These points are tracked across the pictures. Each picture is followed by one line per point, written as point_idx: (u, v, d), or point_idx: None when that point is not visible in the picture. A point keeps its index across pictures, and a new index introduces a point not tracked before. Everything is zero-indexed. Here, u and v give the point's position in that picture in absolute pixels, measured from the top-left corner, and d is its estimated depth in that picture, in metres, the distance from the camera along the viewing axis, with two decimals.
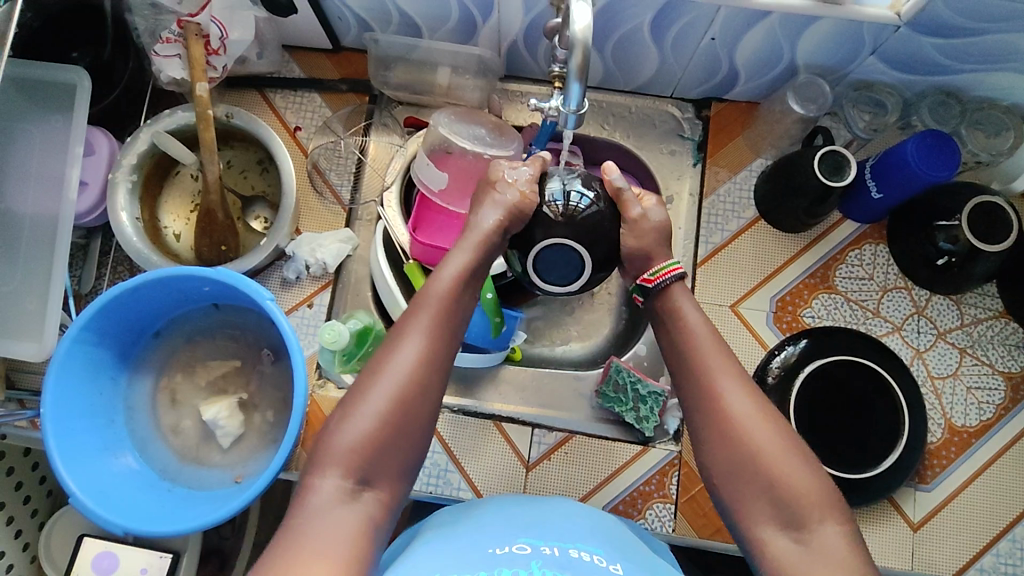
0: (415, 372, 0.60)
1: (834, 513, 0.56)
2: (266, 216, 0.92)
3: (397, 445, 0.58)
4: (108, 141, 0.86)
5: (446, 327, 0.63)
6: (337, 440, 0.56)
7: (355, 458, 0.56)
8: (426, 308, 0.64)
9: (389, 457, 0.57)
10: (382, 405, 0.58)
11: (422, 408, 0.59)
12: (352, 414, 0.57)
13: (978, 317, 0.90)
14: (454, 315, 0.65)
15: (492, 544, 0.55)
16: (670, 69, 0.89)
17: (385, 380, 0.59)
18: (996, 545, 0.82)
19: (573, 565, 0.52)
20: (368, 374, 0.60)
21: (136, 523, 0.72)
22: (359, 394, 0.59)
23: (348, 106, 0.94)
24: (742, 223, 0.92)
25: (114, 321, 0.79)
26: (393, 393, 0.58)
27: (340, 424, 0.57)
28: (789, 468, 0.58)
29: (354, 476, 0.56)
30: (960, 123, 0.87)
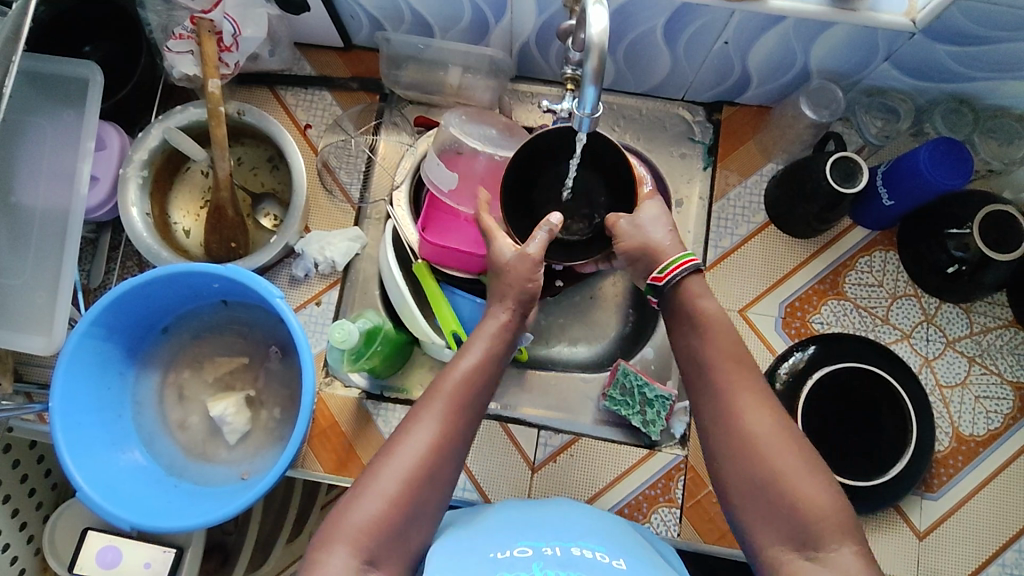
0: (427, 461, 0.59)
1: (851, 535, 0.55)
2: (275, 213, 0.91)
3: (406, 530, 0.57)
4: (119, 135, 0.86)
5: (463, 417, 0.63)
6: (347, 520, 0.55)
7: (363, 538, 0.55)
8: (441, 397, 0.63)
9: (397, 542, 0.56)
10: (391, 491, 0.57)
11: (433, 495, 0.59)
12: (364, 497, 0.56)
13: (987, 325, 0.89)
14: (473, 408, 0.64)
15: (493, 548, 0.55)
16: (682, 72, 0.89)
17: (397, 465, 0.58)
18: (1003, 555, 0.82)
19: (574, 564, 0.52)
20: (380, 457, 0.59)
21: (143, 519, 0.73)
22: (372, 474, 0.58)
23: (358, 104, 0.94)
24: (752, 227, 0.92)
25: (123, 316, 0.79)
26: (404, 478, 0.58)
27: (350, 504, 0.56)
28: (810, 484, 0.57)
29: (361, 558, 0.54)
30: (973, 131, 0.87)
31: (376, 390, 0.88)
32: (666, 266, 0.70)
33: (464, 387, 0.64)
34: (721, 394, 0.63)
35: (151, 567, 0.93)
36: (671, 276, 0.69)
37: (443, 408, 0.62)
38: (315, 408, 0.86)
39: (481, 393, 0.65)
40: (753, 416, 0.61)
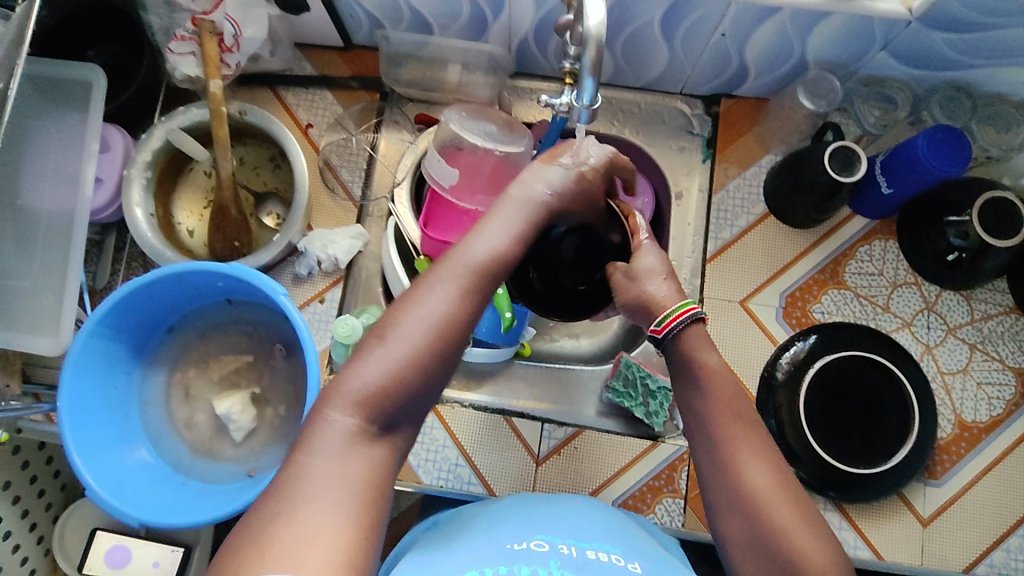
0: (449, 318, 0.53)
1: None
2: (278, 212, 0.92)
3: (419, 391, 0.52)
4: (122, 137, 0.87)
5: (490, 275, 0.57)
6: (357, 377, 0.50)
7: (372, 399, 0.50)
8: (467, 251, 0.57)
9: (409, 401, 0.51)
10: (406, 352, 0.51)
11: (451, 356, 0.54)
12: (379, 351, 0.51)
13: (988, 312, 0.89)
14: (497, 272, 0.58)
15: (510, 540, 0.54)
16: (681, 65, 0.89)
17: (415, 325, 0.52)
18: (1007, 541, 0.82)
19: (590, 565, 0.51)
20: (397, 307, 0.54)
21: (152, 515, 0.73)
22: (385, 331, 0.52)
23: (359, 103, 0.94)
24: (751, 219, 0.92)
25: (129, 315, 0.80)
26: (423, 339, 0.52)
27: (363, 360, 0.51)
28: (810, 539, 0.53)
29: (372, 419, 0.50)
30: (971, 118, 0.87)
31: None
32: (663, 318, 0.64)
33: (493, 250, 0.58)
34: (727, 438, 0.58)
35: (160, 566, 0.94)
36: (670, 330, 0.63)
37: (465, 266, 0.56)
38: None
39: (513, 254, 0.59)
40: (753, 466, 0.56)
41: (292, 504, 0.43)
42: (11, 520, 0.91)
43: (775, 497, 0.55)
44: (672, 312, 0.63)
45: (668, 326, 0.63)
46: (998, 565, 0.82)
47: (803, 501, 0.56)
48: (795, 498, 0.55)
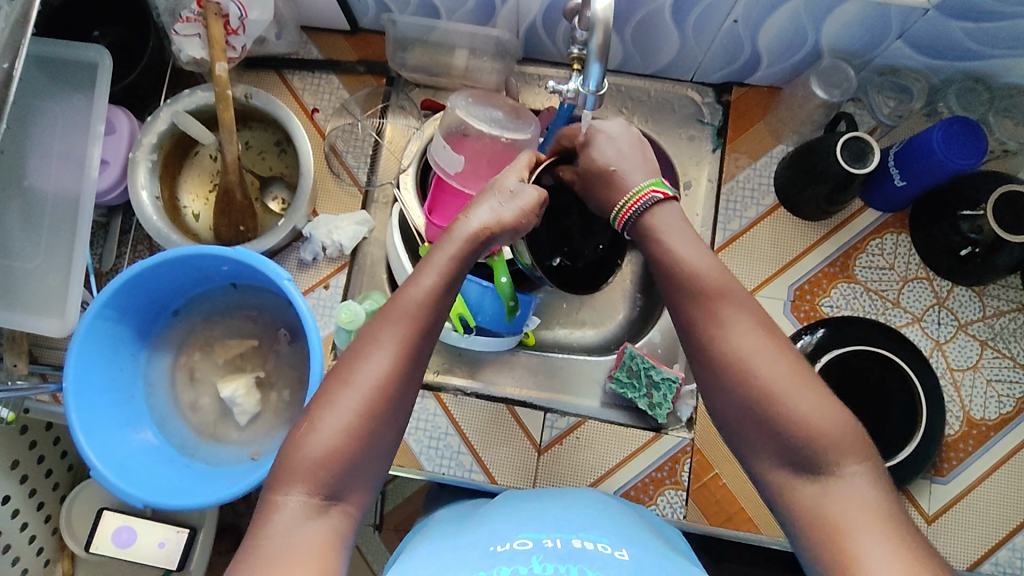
0: (385, 385, 0.55)
1: (855, 452, 0.51)
2: (283, 197, 0.91)
3: (366, 456, 0.53)
4: (128, 120, 0.87)
5: (423, 334, 0.58)
6: (302, 453, 0.52)
7: (320, 473, 0.51)
8: (398, 313, 0.58)
9: (358, 468, 0.53)
10: (346, 423, 0.53)
11: (394, 418, 0.55)
12: (320, 426, 0.53)
13: (1001, 309, 0.88)
14: (430, 326, 0.59)
15: (494, 542, 0.53)
16: (691, 53, 0.88)
17: (353, 392, 0.54)
18: (1012, 540, 0.82)
19: (574, 556, 0.51)
20: (335, 381, 0.55)
21: (155, 497, 0.74)
22: (326, 403, 0.54)
23: (365, 88, 0.93)
24: (761, 210, 0.91)
25: (134, 297, 0.80)
26: (359, 407, 0.54)
27: (306, 434, 0.52)
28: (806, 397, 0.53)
29: (321, 493, 0.51)
30: (988, 111, 0.85)
31: None
32: (621, 210, 0.68)
33: (425, 302, 0.59)
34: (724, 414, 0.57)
35: (165, 547, 0.96)
36: (629, 218, 0.67)
37: (399, 326, 0.57)
38: None
39: (444, 310, 0.60)
40: (739, 337, 0.56)
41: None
42: (19, 498, 0.92)
43: (768, 369, 0.54)
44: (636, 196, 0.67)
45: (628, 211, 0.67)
46: (1004, 563, 0.81)
47: (794, 355, 0.56)
48: (787, 360, 0.55)
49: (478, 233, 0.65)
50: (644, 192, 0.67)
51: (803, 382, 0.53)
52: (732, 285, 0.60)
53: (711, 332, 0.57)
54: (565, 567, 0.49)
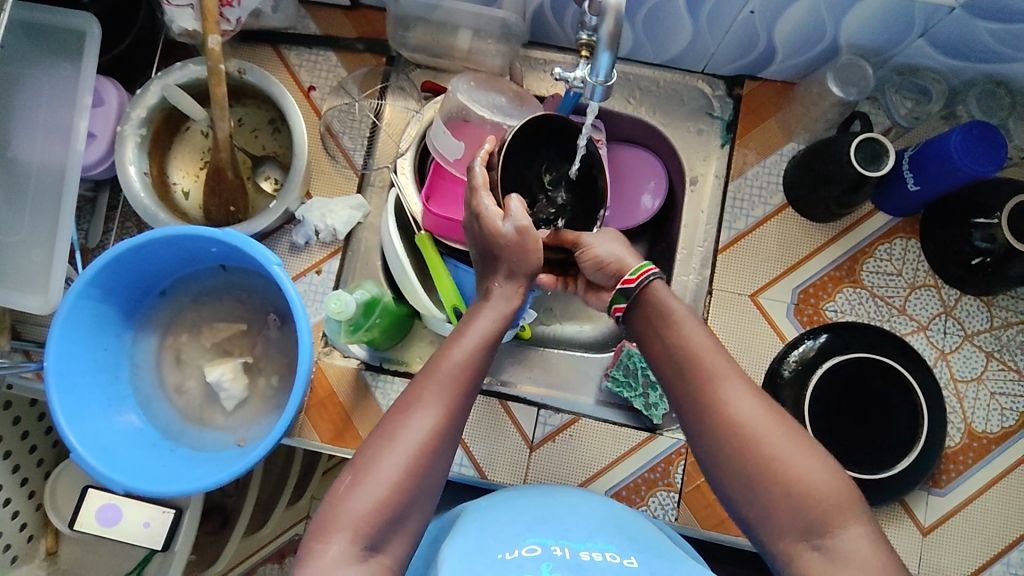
0: (427, 446, 0.57)
1: (856, 515, 0.54)
2: (276, 177, 0.89)
3: (406, 512, 0.55)
4: (117, 91, 0.83)
5: (465, 396, 0.60)
6: (348, 506, 0.54)
7: (364, 525, 0.53)
8: (443, 374, 0.60)
9: (398, 522, 0.55)
10: (389, 478, 0.55)
11: (432, 477, 0.57)
12: (367, 481, 0.55)
13: (1008, 321, 0.86)
14: (469, 388, 0.61)
15: (501, 548, 0.54)
16: (704, 43, 0.84)
17: (397, 449, 0.56)
18: (1007, 554, 0.81)
19: (584, 568, 0.52)
20: (381, 436, 0.57)
21: (137, 482, 0.72)
22: (371, 458, 0.56)
23: (363, 66, 0.90)
24: (769, 209, 0.88)
25: (119, 276, 0.77)
26: (403, 463, 0.56)
27: (351, 488, 0.54)
28: (808, 464, 0.56)
29: (362, 543, 0.53)
30: (1008, 116, 0.82)
31: (375, 362, 0.87)
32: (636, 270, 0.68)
33: (468, 361, 0.61)
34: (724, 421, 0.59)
35: (150, 527, 0.95)
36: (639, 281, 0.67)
37: (441, 387, 0.59)
38: (313, 377, 0.85)
39: (483, 371, 0.62)
40: (741, 406, 0.59)
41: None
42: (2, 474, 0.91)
43: (778, 439, 0.57)
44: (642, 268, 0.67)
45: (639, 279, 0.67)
46: None
47: (795, 426, 0.58)
48: (794, 432, 0.58)
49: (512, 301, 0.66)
50: (646, 266, 0.68)
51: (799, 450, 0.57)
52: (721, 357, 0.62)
53: (716, 397, 0.60)
54: None
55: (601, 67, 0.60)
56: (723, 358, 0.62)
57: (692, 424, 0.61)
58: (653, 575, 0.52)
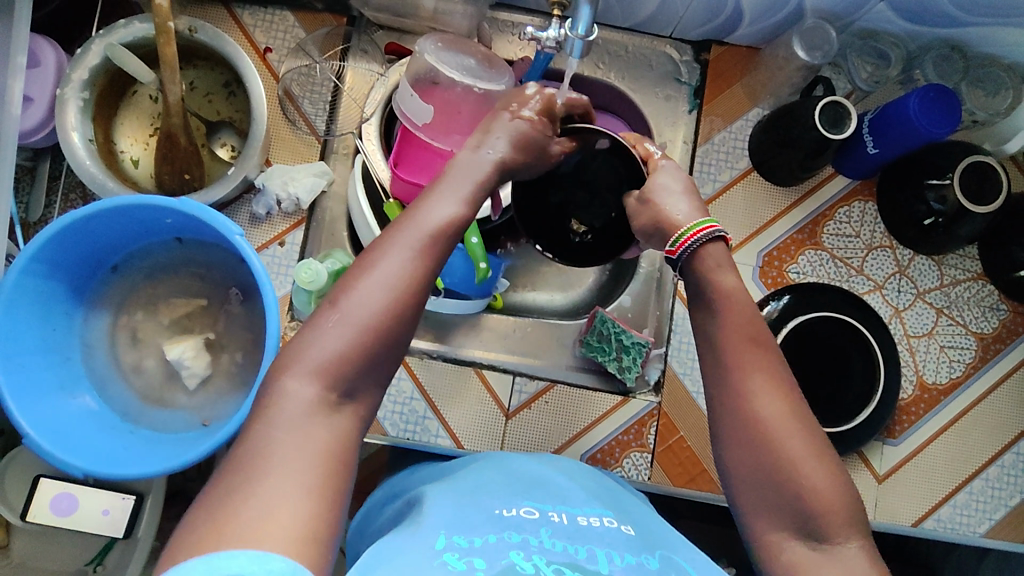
0: (401, 288, 0.51)
1: (853, 530, 0.53)
2: (233, 144, 0.84)
3: (382, 356, 0.51)
4: (54, 51, 0.77)
5: (446, 242, 0.55)
6: (318, 344, 0.49)
7: (332, 367, 0.48)
8: (421, 220, 0.55)
9: (371, 369, 0.50)
10: (363, 317, 0.50)
11: (409, 326, 0.52)
12: (329, 320, 0.50)
13: (957, 278, 0.90)
14: (453, 233, 0.56)
15: (499, 506, 0.52)
16: (672, 6, 0.84)
17: (369, 287, 0.51)
18: (954, 497, 0.86)
19: (582, 535, 0.50)
20: (347, 279, 0.52)
21: (95, 466, 0.68)
22: (340, 296, 0.50)
23: (324, 27, 0.86)
24: (735, 174, 0.90)
25: (67, 251, 0.73)
26: (377, 304, 0.50)
27: (322, 327, 0.49)
28: (819, 476, 0.53)
29: (331, 387, 0.48)
30: (961, 80, 0.84)
31: None
32: (676, 240, 0.64)
33: (449, 206, 0.57)
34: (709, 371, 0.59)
35: (110, 514, 0.91)
36: (682, 254, 0.63)
37: (423, 231, 0.54)
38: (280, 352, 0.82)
39: (463, 221, 0.57)
40: (760, 400, 0.55)
41: (246, 478, 0.42)
42: None
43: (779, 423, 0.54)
44: (693, 230, 0.63)
45: (682, 248, 0.63)
46: (944, 519, 0.86)
47: (809, 422, 0.55)
48: (802, 422, 0.55)
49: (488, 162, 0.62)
50: (703, 225, 0.64)
51: (806, 433, 0.55)
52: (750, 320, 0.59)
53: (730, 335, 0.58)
54: (573, 543, 0.48)
55: (583, 23, 0.60)
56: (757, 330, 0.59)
57: (711, 311, 0.60)
58: (649, 545, 0.51)
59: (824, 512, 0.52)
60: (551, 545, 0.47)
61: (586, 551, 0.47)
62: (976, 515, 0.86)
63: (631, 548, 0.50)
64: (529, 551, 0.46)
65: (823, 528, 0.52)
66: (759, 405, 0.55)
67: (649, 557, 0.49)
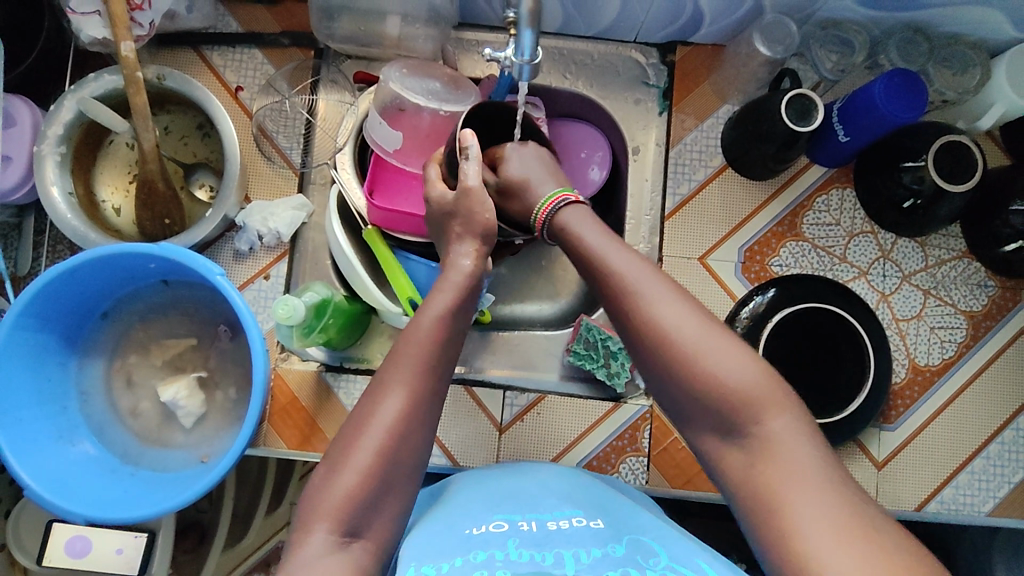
0: (396, 433, 0.57)
1: (779, 405, 0.55)
2: (210, 184, 0.86)
3: (389, 493, 0.56)
4: (30, 110, 0.78)
5: (434, 371, 0.61)
6: (327, 494, 0.55)
7: (343, 512, 0.54)
8: (409, 356, 0.61)
9: (378, 507, 0.56)
10: (365, 464, 0.56)
11: (409, 463, 0.58)
12: (336, 472, 0.56)
13: (942, 258, 0.90)
14: (440, 370, 0.62)
15: (468, 526, 0.57)
16: (633, 11, 0.84)
17: (368, 437, 0.57)
18: (956, 478, 0.86)
19: (549, 540, 0.54)
20: (353, 427, 0.58)
21: (96, 511, 0.70)
22: (345, 449, 0.57)
23: (291, 61, 0.87)
24: (709, 172, 0.90)
25: (55, 304, 0.74)
26: (376, 450, 0.56)
27: (331, 479, 0.56)
28: (731, 362, 0.56)
29: (343, 529, 0.54)
30: (928, 61, 0.84)
31: (335, 362, 0.86)
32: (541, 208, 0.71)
33: (431, 336, 0.62)
34: (623, 313, 0.60)
35: (123, 553, 0.94)
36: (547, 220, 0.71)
37: (412, 370, 0.60)
38: (274, 385, 0.84)
39: (447, 350, 0.63)
40: (663, 308, 0.59)
41: None
42: None
43: (697, 335, 0.57)
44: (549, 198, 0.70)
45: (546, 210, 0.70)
46: (947, 501, 0.85)
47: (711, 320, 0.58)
48: (707, 323, 0.58)
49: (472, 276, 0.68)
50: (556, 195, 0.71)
51: (715, 332, 0.57)
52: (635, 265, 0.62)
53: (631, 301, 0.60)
54: (538, 551, 0.52)
55: (525, 45, 0.62)
56: (648, 276, 0.61)
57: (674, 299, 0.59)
58: (618, 533, 0.56)
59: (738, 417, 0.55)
60: (518, 556, 0.51)
61: (552, 556, 0.52)
62: (979, 493, 0.85)
63: (598, 540, 0.54)
64: (494, 567, 0.50)
65: None
66: (665, 326, 0.58)
67: (616, 545, 0.54)
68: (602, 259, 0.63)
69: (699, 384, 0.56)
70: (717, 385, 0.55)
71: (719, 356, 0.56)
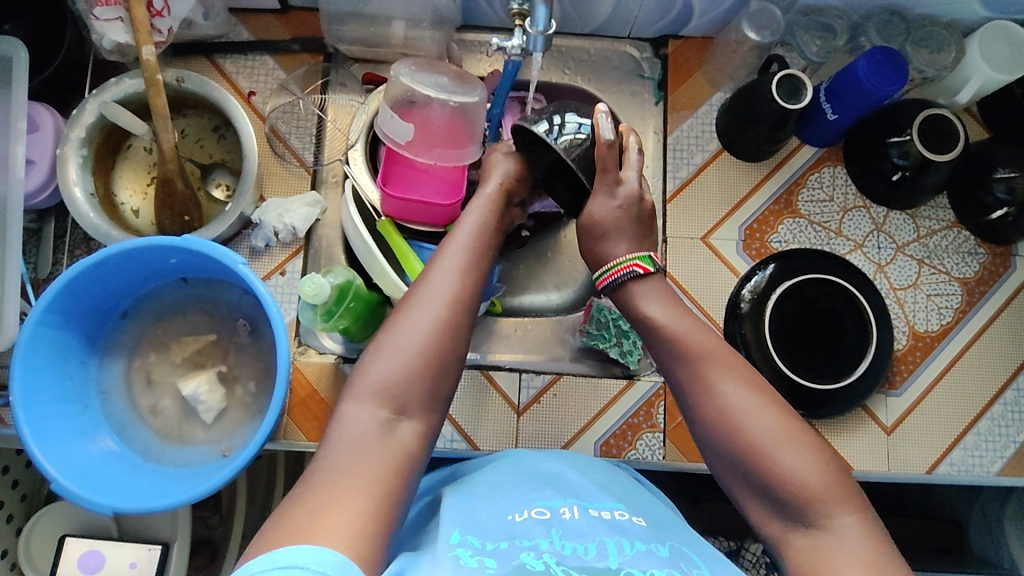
0: (445, 313, 0.62)
1: (847, 505, 0.57)
2: (227, 183, 0.88)
3: (431, 376, 0.59)
4: (52, 115, 0.80)
5: (473, 274, 0.66)
6: (375, 370, 0.58)
7: (389, 387, 0.57)
8: (450, 257, 0.67)
9: (419, 388, 0.58)
10: (412, 342, 0.59)
11: (452, 355, 0.61)
12: (385, 349, 0.59)
13: (933, 228, 0.94)
14: (479, 271, 0.67)
15: (511, 510, 0.56)
16: (627, 7, 0.89)
17: (414, 319, 0.61)
18: (964, 440, 0.88)
19: (591, 530, 0.54)
20: (399, 313, 0.62)
21: (123, 502, 0.70)
22: (393, 328, 0.61)
23: (302, 66, 0.91)
24: (706, 156, 0.94)
25: (79, 300, 0.76)
26: (423, 332, 0.60)
27: (376, 356, 0.59)
28: (801, 463, 0.59)
29: (388, 405, 0.57)
30: (906, 41, 0.89)
31: (353, 355, 0.87)
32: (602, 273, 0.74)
33: (468, 244, 0.69)
34: (686, 383, 0.65)
35: (138, 567, 0.92)
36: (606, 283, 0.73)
37: (455, 267, 0.65)
38: (292, 378, 0.85)
39: (482, 264, 0.68)
40: (736, 399, 0.62)
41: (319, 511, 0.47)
42: None
43: (762, 432, 0.60)
44: (615, 267, 0.72)
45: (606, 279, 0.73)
46: (957, 463, 0.87)
47: (785, 415, 0.62)
48: (777, 415, 0.61)
49: (497, 198, 0.76)
50: (625, 264, 0.72)
51: (779, 421, 0.61)
52: (705, 340, 0.67)
53: (705, 392, 0.64)
54: (581, 540, 0.52)
55: (542, 16, 0.66)
56: (720, 363, 0.65)
57: (705, 357, 0.65)
58: (659, 535, 0.55)
59: (811, 510, 0.57)
60: (562, 548, 0.51)
61: (594, 547, 0.52)
62: (987, 455, 0.87)
63: (641, 537, 0.54)
64: (540, 554, 0.50)
65: (817, 521, 0.57)
66: (731, 412, 0.62)
67: (659, 546, 0.53)
68: (671, 336, 0.67)
69: (770, 481, 0.59)
70: (786, 486, 0.58)
71: (792, 459, 0.59)
